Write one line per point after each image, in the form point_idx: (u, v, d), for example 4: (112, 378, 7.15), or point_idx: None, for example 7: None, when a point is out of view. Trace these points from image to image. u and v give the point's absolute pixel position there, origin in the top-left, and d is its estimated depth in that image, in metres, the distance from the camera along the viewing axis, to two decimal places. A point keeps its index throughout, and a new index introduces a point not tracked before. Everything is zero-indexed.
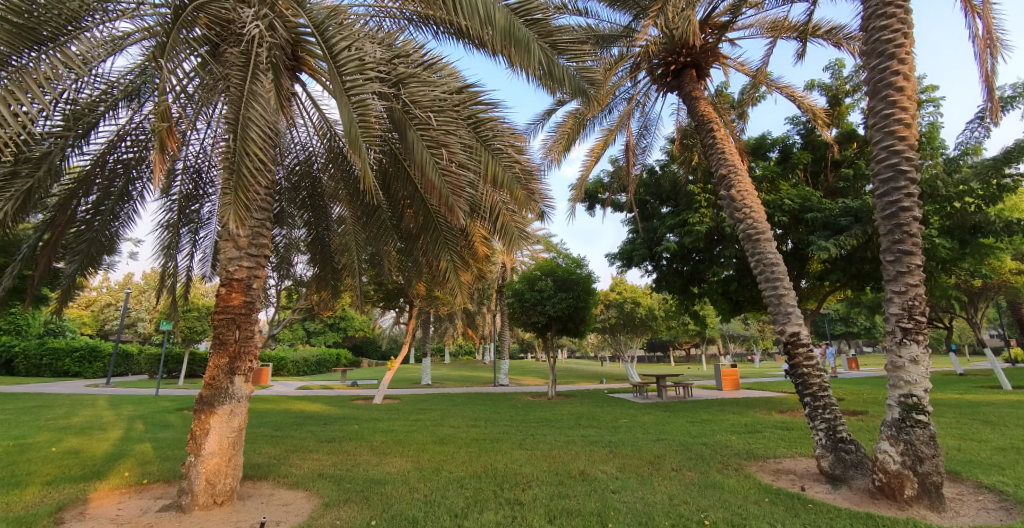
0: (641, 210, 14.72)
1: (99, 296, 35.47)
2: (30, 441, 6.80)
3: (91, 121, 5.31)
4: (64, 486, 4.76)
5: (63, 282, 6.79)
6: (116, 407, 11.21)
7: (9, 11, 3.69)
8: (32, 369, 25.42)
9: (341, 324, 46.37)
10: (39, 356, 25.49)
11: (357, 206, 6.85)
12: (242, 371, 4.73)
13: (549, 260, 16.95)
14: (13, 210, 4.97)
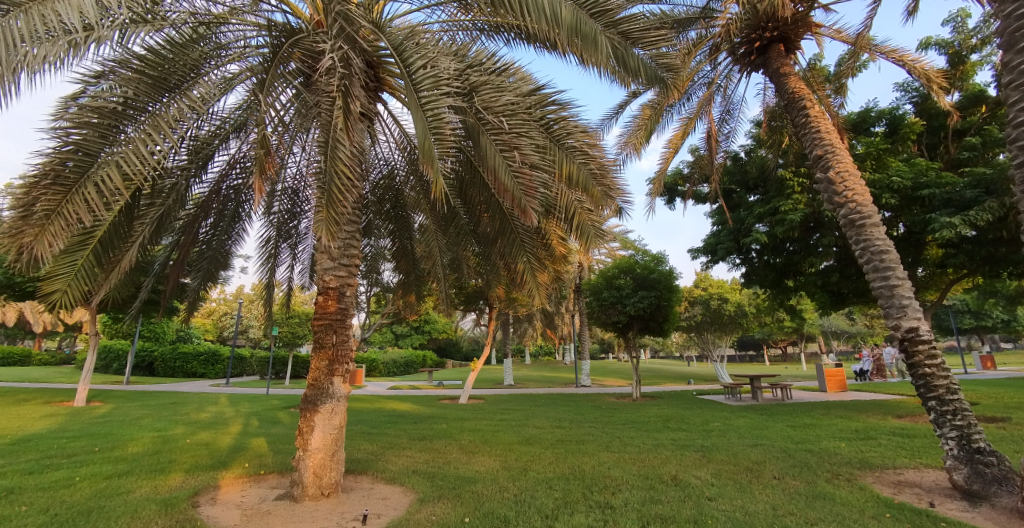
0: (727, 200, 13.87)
1: (218, 306, 40.16)
2: (170, 433, 7.83)
3: (208, 154, 5.99)
4: (199, 474, 5.40)
5: (190, 295, 7.65)
6: (236, 405, 12.59)
7: (148, 67, 4.39)
8: (168, 371, 29.24)
9: (427, 327, 48.48)
10: (173, 360, 29.30)
11: (437, 214, 7.08)
12: (340, 372, 5.09)
13: (627, 257, 16.50)
14: (149, 235, 5.72)
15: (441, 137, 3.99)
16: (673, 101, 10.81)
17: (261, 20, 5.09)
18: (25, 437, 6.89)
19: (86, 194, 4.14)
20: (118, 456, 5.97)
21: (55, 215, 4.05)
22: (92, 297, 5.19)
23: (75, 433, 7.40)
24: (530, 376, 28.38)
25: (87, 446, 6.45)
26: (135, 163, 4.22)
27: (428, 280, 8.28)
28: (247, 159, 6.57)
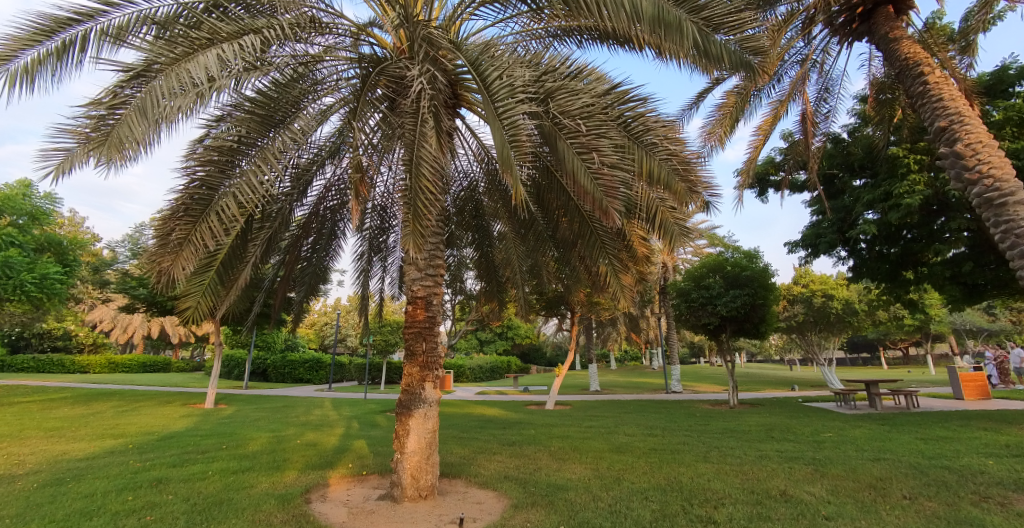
0: (829, 187, 12.69)
1: (319, 317, 43.93)
2: (284, 434, 8.61)
3: (308, 180, 6.55)
4: (310, 472, 5.84)
5: (295, 308, 8.38)
6: (339, 409, 13.61)
7: (258, 106, 4.90)
8: (279, 377, 32.36)
9: (510, 333, 49.25)
10: (283, 366, 32.40)
11: (516, 221, 7.16)
12: (430, 379, 5.29)
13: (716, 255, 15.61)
14: (261, 255, 6.35)
15: (519, 143, 4.00)
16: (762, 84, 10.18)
17: (351, 53, 5.50)
18: (169, 435, 7.91)
19: (211, 223, 4.69)
20: (243, 454, 6.64)
21: (187, 241, 4.62)
22: (216, 311, 5.82)
23: (208, 432, 8.37)
24: (615, 382, 27.62)
25: (218, 444, 7.27)
26: (249, 193, 4.73)
27: (510, 287, 8.40)
28: (341, 182, 7.09)
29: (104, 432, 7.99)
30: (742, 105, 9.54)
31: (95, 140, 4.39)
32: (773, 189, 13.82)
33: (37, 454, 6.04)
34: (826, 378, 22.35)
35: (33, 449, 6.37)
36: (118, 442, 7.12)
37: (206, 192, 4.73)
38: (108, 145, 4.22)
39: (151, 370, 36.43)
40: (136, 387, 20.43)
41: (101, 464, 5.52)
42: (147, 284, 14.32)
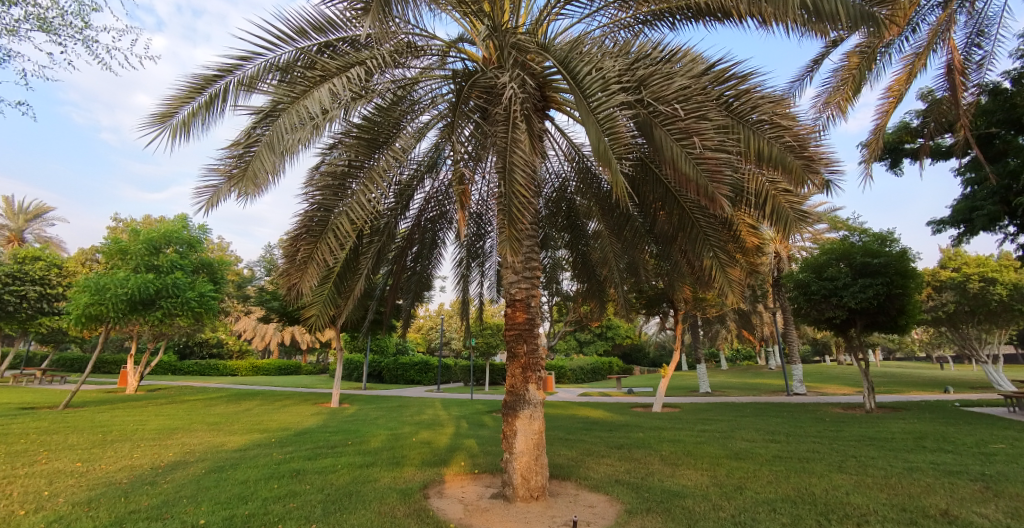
0: (987, 149, 10.89)
1: (425, 321, 46.87)
2: (400, 432, 9.29)
3: (411, 194, 6.99)
4: (426, 468, 6.20)
5: (404, 314, 8.97)
6: (448, 409, 14.36)
7: (364, 130, 5.33)
8: (393, 378, 34.87)
9: (609, 333, 48.38)
10: (395, 369, 34.87)
11: (611, 219, 7.00)
12: (533, 380, 5.38)
13: (839, 240, 14.06)
14: (373, 267, 6.89)
15: (617, 138, 3.88)
16: (893, 38, 9.13)
17: (444, 71, 5.78)
18: (304, 430, 8.92)
19: (330, 240, 5.18)
20: (366, 450, 7.25)
21: (313, 258, 5.14)
22: (337, 319, 6.39)
23: (336, 429, 9.30)
24: (727, 383, 25.83)
25: (345, 440, 8.01)
26: (360, 210, 5.13)
27: (607, 285, 8.23)
28: (440, 194, 7.47)
29: (253, 427, 9.20)
30: (867, 68, 8.64)
31: (234, 175, 5.07)
32: (911, 158, 12.26)
33: (204, 444, 7.12)
34: (992, 378, 18.90)
35: (201, 440, 7.52)
36: (264, 436, 8.17)
37: (325, 213, 5.24)
38: (246, 178, 4.86)
39: (286, 373, 41.29)
40: (278, 388, 23.28)
41: (251, 455, 6.35)
42: (280, 297, 16.32)
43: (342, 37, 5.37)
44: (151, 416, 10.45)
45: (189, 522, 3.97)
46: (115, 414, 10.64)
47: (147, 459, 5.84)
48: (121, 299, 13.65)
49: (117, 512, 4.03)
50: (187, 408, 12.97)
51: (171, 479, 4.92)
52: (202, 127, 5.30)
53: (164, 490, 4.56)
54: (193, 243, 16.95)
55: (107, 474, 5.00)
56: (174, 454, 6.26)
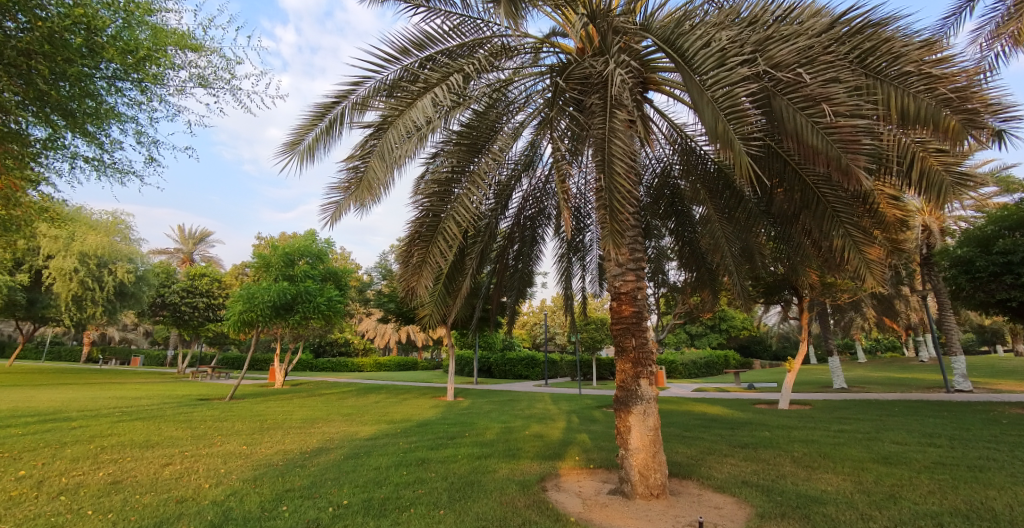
0: None
1: (529, 317, 47.82)
2: (513, 425, 9.51)
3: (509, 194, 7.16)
4: (540, 459, 6.28)
5: (510, 311, 9.20)
6: (557, 403, 14.46)
7: (464, 136, 5.56)
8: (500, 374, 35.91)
9: (724, 325, 45.30)
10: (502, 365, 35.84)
11: (721, 201, 6.53)
12: (645, 375, 5.18)
13: (1013, 205, 11.76)
14: (478, 266, 7.16)
15: (741, 117, 3.70)
16: None
17: (538, 67, 5.84)
18: (424, 422, 9.51)
19: (440, 244, 5.44)
20: (483, 441, 7.52)
21: (426, 262, 5.46)
22: (448, 318, 6.72)
23: (454, 421, 9.80)
24: (868, 378, 22.79)
25: (462, 432, 8.37)
26: (464, 213, 5.34)
27: (719, 273, 7.76)
28: (537, 191, 7.57)
29: (381, 418, 10.01)
30: None
31: (351, 188, 5.54)
32: None
33: (341, 432, 7.91)
34: None
35: (338, 429, 8.36)
36: (391, 426, 8.85)
37: (433, 219, 5.55)
38: (362, 191, 5.27)
39: (405, 369, 44.68)
40: (399, 383, 25.17)
41: (381, 444, 6.90)
42: (395, 299, 17.71)
43: (440, 49, 5.63)
44: (297, 407, 11.91)
45: (334, 502, 4.38)
46: (269, 405, 12.27)
47: (297, 444, 6.60)
48: (267, 306, 15.66)
49: (277, 489, 4.58)
50: (326, 400, 14.57)
51: (317, 462, 5.51)
52: (324, 149, 5.85)
53: (312, 472, 5.11)
54: (321, 255, 18.35)
55: (267, 456, 5.73)
56: (318, 440, 7.03)
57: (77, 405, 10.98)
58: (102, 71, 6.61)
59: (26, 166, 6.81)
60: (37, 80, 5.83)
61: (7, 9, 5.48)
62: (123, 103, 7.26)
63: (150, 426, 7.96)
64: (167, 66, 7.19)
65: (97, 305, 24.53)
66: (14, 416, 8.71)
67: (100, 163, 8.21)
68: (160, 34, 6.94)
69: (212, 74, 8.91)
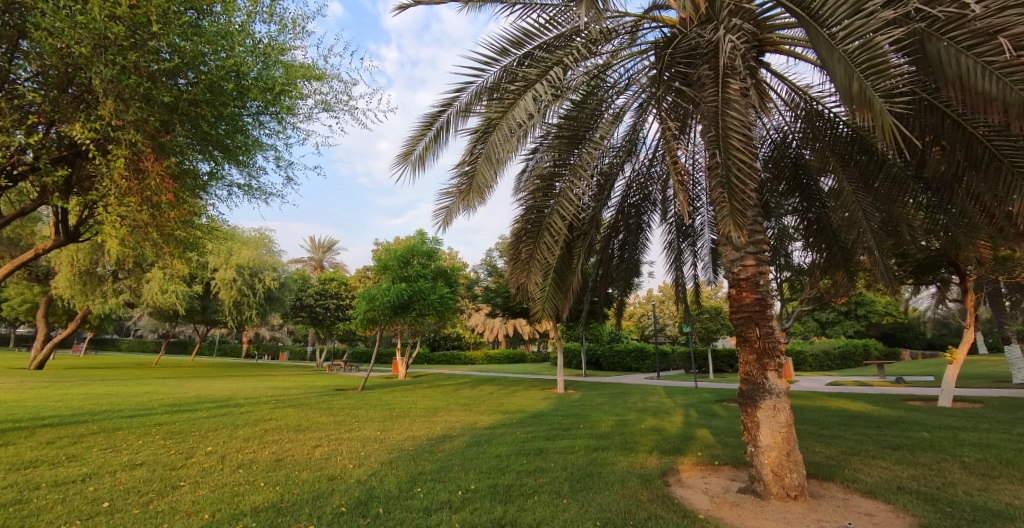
0: None
1: (637, 309, 46.98)
2: (627, 418, 9.33)
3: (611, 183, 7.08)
4: (660, 453, 6.09)
5: (618, 302, 9.08)
6: (672, 397, 13.89)
7: (566, 128, 5.60)
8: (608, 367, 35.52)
9: (862, 311, 40.32)
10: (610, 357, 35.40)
11: (855, 170, 6.03)
12: (773, 366, 4.79)
13: None
14: (585, 258, 7.18)
15: (881, 72, 3.29)
16: None
17: (637, 47, 5.73)
18: (538, 413, 9.70)
19: (547, 240, 5.53)
20: (598, 433, 7.46)
21: (534, 258, 5.60)
22: (559, 313, 6.79)
23: (567, 413, 9.87)
24: None
25: (576, 424, 8.42)
26: (569, 206, 5.37)
27: (856, 251, 7.13)
28: (641, 176, 7.44)
29: (497, 409, 10.40)
30: None
31: (460, 191, 5.83)
32: None
33: (462, 421, 8.35)
34: None
35: (459, 418, 8.84)
36: (508, 417, 9.16)
37: (538, 214, 5.66)
38: (471, 193, 5.53)
39: (514, 361, 46.13)
40: (509, 375, 25.96)
41: (499, 433, 7.17)
42: (501, 294, 18.30)
43: (538, 43, 5.71)
44: (420, 397, 12.83)
45: (463, 486, 4.64)
46: (397, 395, 13.36)
47: (424, 432, 7.09)
48: (387, 305, 17.07)
49: (411, 472, 4.96)
50: (444, 391, 15.51)
51: (443, 449, 5.87)
52: (433, 156, 6.22)
53: (440, 457, 5.46)
54: (431, 254, 19.50)
55: (399, 441, 6.25)
56: (442, 428, 7.51)
57: (244, 393, 12.92)
58: (248, 109, 7.64)
59: (198, 196, 8.11)
60: (202, 123, 6.95)
61: (179, 69, 6.65)
62: (264, 134, 8.30)
63: (301, 412, 9.07)
64: (298, 97, 7.92)
65: (253, 308, 28.70)
66: (201, 402, 10.49)
67: (250, 188, 9.45)
68: (291, 69, 7.64)
69: (334, 98, 9.76)
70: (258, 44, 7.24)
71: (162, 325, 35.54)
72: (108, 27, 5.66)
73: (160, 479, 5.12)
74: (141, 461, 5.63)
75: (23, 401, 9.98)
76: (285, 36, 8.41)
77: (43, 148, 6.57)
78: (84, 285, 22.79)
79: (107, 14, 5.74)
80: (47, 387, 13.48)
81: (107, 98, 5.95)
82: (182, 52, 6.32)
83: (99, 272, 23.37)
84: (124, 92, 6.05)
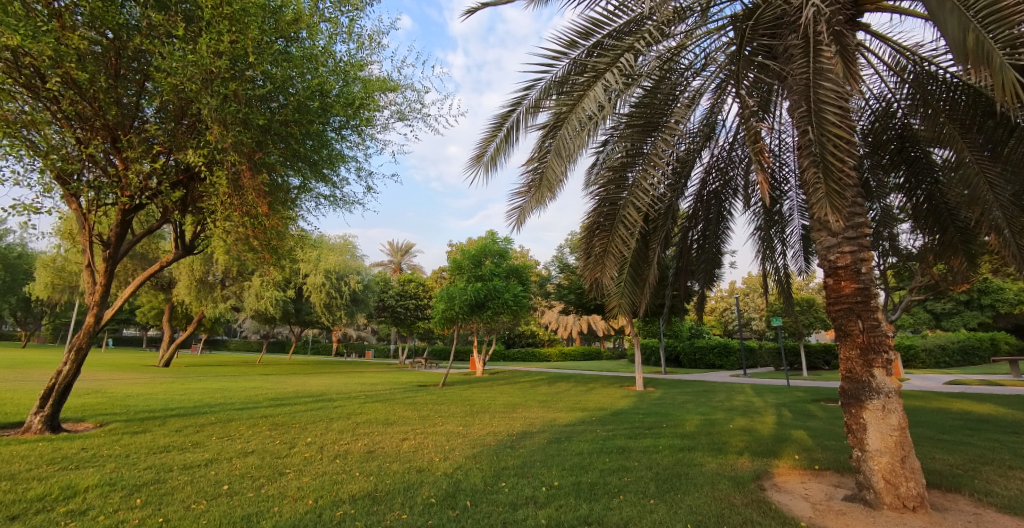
0: None
1: (718, 304, 45.16)
2: (713, 417, 8.92)
3: (689, 170, 6.85)
4: (752, 456, 5.75)
5: (699, 296, 8.71)
6: (762, 396, 13.11)
7: (639, 117, 5.49)
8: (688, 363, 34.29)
9: (986, 301, 35.59)
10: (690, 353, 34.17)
11: (977, 136, 5.38)
12: (880, 363, 4.35)
13: None
14: (662, 251, 6.98)
15: (1003, 21, 2.97)
16: None
17: (714, 25, 5.52)
18: (618, 411, 9.55)
19: (620, 232, 5.44)
20: (683, 433, 7.20)
21: (608, 253, 5.54)
22: (636, 308, 6.64)
23: (648, 411, 9.61)
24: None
25: (659, 422, 8.20)
26: (643, 198, 5.26)
27: (978, 231, 6.31)
28: (721, 161, 7.15)
29: (575, 406, 10.37)
30: None
31: (530, 188, 5.86)
32: None
33: (541, 418, 8.42)
34: None
35: (538, 415, 8.92)
36: (587, 414, 9.10)
37: (611, 207, 5.58)
38: (543, 189, 5.55)
39: (589, 358, 45.96)
40: (584, 372, 25.83)
41: (580, 430, 7.14)
42: (574, 290, 18.13)
43: (607, 32, 5.63)
44: (499, 394, 13.09)
45: (547, 483, 4.68)
46: (476, 392, 13.74)
47: (505, 427, 7.23)
48: (464, 304, 17.53)
49: (495, 467, 5.09)
50: (521, 388, 15.72)
51: (525, 445, 5.95)
52: (504, 156, 6.30)
53: (522, 453, 5.55)
54: (503, 253, 19.57)
55: (481, 436, 6.44)
56: (522, 424, 7.62)
57: (336, 388, 13.91)
58: (333, 124, 8.20)
59: (290, 207, 8.83)
60: (292, 141, 7.63)
61: (272, 93, 7.28)
62: (347, 147, 8.84)
63: (389, 407, 9.58)
64: (376, 109, 8.32)
65: (341, 310, 30.78)
66: (299, 396, 11.40)
67: (336, 198, 10.10)
68: (369, 83, 8.05)
69: (409, 107, 10.12)
70: (340, 63, 7.73)
71: (261, 325, 39.18)
72: (213, 61, 6.34)
73: (269, 466, 5.64)
74: (253, 449, 6.25)
75: (157, 394, 11.46)
76: (363, 53, 8.92)
77: (163, 173, 7.50)
78: (198, 292, 25.59)
79: (212, 50, 6.42)
80: (173, 382, 15.37)
81: (213, 125, 6.64)
82: (275, 78, 6.97)
83: (211, 280, 26.13)
84: (226, 119, 6.76)
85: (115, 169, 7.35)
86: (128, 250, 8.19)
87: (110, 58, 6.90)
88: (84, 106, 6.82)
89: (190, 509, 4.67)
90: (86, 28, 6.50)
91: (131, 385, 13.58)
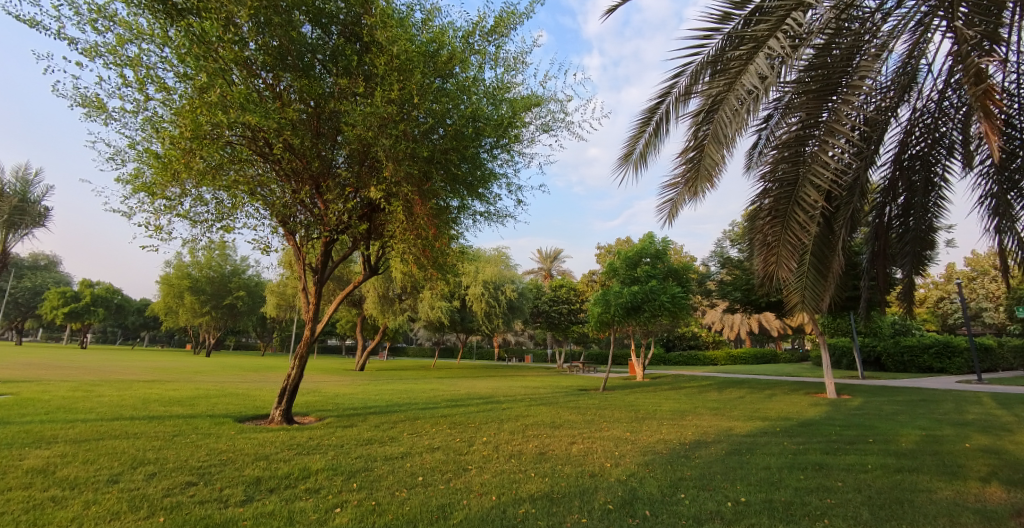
0: None
1: (930, 292, 38.69)
2: (939, 433, 7.38)
3: (882, 134, 5.83)
4: (1009, 485, 4.60)
5: (903, 284, 7.30)
6: (1013, 408, 10.37)
7: (813, 83, 4.84)
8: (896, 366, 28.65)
9: None
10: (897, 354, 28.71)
11: None
12: None
13: None
14: (851, 233, 6.01)
15: None
16: None
17: None
18: (808, 422, 8.51)
19: (797, 217, 4.84)
20: (897, 450, 6.11)
21: (782, 241, 4.96)
22: (823, 303, 5.80)
23: (845, 422, 8.38)
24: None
25: (862, 436, 7.11)
26: (825, 173, 4.61)
27: None
28: (927, 116, 5.93)
29: (753, 415, 9.53)
30: None
31: (685, 180, 5.56)
32: None
33: (715, 427, 7.94)
34: None
35: (711, 423, 8.42)
36: (768, 424, 8.32)
37: (783, 189, 5.00)
38: (699, 179, 5.23)
39: (763, 361, 42.22)
40: (756, 377, 23.48)
41: (763, 442, 6.56)
42: (739, 287, 16.82)
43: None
44: (663, 399, 12.67)
45: (732, 498, 4.41)
46: (638, 397, 13.56)
47: (675, 436, 7.01)
48: (621, 306, 17.20)
49: (671, 477, 4.95)
50: (688, 393, 15.01)
51: (701, 455, 5.68)
52: (653, 150, 6.14)
53: (699, 464, 5.31)
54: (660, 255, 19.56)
55: (651, 444, 6.32)
56: (694, 433, 7.29)
57: (503, 391, 14.96)
58: (486, 146, 8.82)
59: (453, 227, 9.75)
60: (451, 167, 8.34)
61: (434, 127, 8.09)
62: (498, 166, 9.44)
63: (555, 410, 9.99)
64: (522, 126, 8.83)
65: (500, 317, 32.76)
66: (473, 399, 12.50)
67: (490, 215, 10.76)
68: (514, 102, 8.58)
69: (552, 118, 10.27)
70: (489, 90, 8.35)
71: (427, 332, 44.10)
72: (386, 108, 7.35)
73: (454, 461, 6.31)
74: (439, 446, 7.05)
75: (359, 394, 13.63)
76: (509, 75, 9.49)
77: (352, 209, 8.95)
78: (382, 306, 29.78)
79: (385, 100, 7.46)
80: (369, 384, 18.20)
81: (387, 163, 7.65)
82: (435, 114, 7.77)
83: (391, 296, 30.19)
84: (399, 155, 7.67)
85: (318, 210, 9.08)
86: (331, 272, 9.85)
87: (313, 121, 8.35)
88: (296, 162, 8.54)
89: (395, 495, 5.47)
90: (297, 102, 8.14)
91: (340, 387, 16.46)
